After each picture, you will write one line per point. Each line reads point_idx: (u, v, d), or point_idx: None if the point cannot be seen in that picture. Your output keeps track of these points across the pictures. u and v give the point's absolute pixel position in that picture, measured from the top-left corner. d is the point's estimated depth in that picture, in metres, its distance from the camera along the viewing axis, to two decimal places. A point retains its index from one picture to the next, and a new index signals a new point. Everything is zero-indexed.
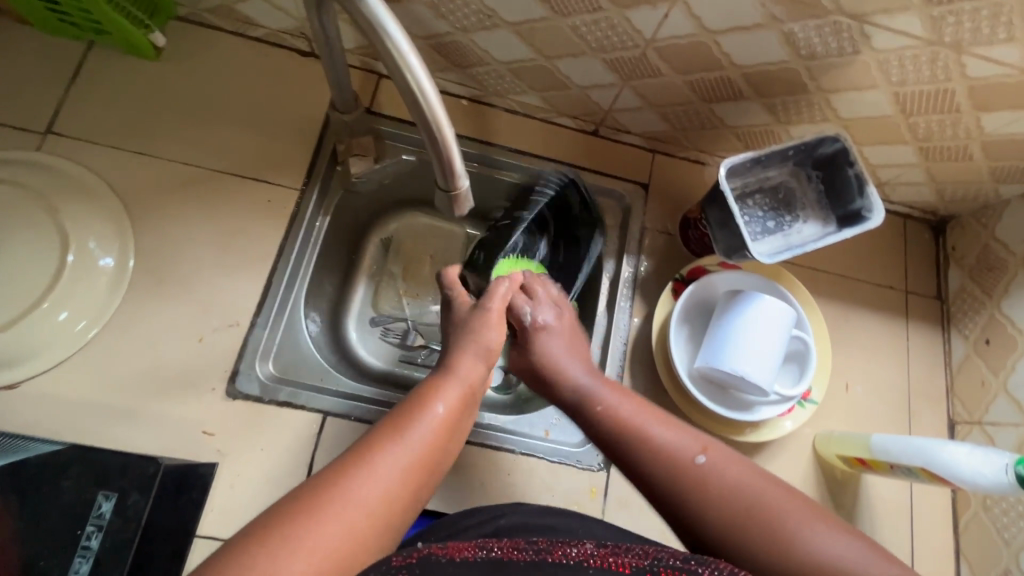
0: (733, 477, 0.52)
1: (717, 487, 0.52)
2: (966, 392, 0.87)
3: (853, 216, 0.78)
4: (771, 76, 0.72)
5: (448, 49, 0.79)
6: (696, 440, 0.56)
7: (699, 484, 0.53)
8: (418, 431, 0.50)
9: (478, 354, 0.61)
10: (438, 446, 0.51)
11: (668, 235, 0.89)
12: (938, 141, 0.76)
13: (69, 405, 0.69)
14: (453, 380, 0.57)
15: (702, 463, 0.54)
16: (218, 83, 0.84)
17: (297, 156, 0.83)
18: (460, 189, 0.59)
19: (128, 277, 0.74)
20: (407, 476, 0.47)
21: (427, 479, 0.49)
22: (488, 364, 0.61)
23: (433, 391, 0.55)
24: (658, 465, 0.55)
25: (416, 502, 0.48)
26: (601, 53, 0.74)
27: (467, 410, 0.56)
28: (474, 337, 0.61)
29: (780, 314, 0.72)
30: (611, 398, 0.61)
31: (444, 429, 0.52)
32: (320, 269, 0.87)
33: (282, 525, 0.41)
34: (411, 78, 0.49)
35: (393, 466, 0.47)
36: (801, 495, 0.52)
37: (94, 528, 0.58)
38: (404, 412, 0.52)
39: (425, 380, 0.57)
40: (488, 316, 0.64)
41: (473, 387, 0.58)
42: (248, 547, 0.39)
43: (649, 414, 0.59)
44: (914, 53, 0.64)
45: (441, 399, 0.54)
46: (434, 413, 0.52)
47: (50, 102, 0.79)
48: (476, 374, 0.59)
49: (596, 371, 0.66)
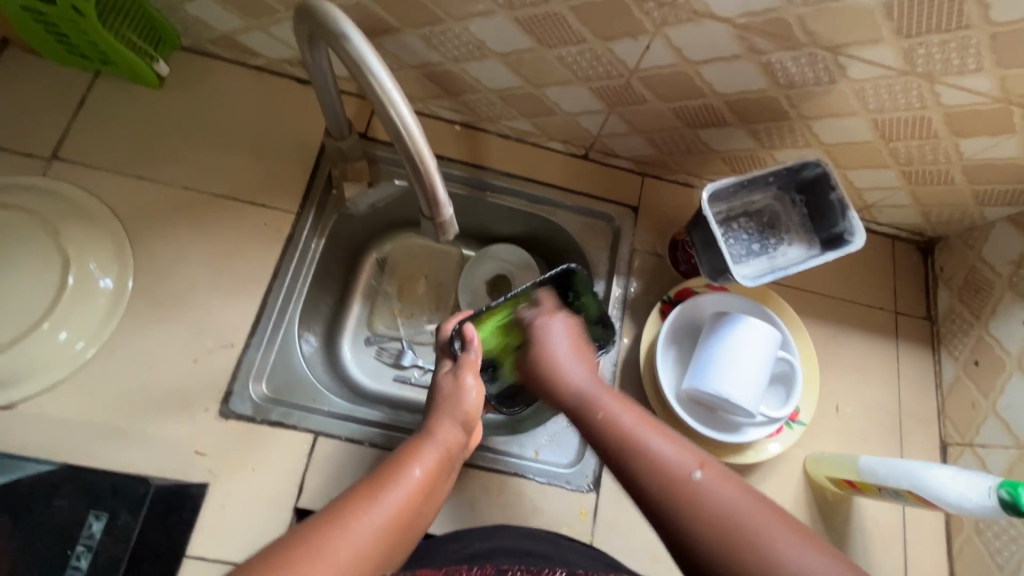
0: (724, 496, 0.52)
1: (709, 504, 0.51)
2: (957, 413, 0.87)
3: (837, 239, 0.79)
4: (753, 103, 0.74)
5: (441, 78, 0.82)
6: (694, 457, 0.56)
7: (693, 502, 0.52)
8: (398, 488, 0.54)
9: (455, 422, 0.64)
10: (412, 508, 0.54)
11: (657, 256, 0.90)
12: (919, 165, 0.78)
13: (64, 425, 0.70)
14: (431, 443, 0.61)
15: (698, 477, 0.54)
16: (218, 110, 0.87)
17: (294, 180, 0.86)
18: (445, 218, 0.60)
19: (126, 298, 0.76)
20: (382, 535, 0.49)
21: (401, 541, 0.52)
22: (464, 432, 0.65)
23: (410, 455, 0.59)
24: (649, 483, 0.56)
25: (390, 559, 0.50)
26: (588, 82, 0.76)
27: (442, 476, 0.60)
28: (453, 407, 0.65)
29: (764, 336, 0.73)
30: (612, 414, 0.64)
31: (418, 491, 0.55)
32: (315, 289, 0.89)
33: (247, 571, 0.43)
34: (395, 113, 0.51)
35: (369, 525, 0.49)
36: (788, 515, 0.51)
37: (83, 549, 0.60)
38: (385, 473, 0.55)
39: (404, 444, 0.61)
40: (464, 384, 0.67)
41: (449, 452, 0.62)
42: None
43: (650, 429, 0.61)
44: (889, 82, 0.66)
45: (419, 462, 0.58)
46: (411, 477, 0.56)
47: (56, 128, 0.81)
48: (454, 440, 0.63)
49: (598, 379, 0.70)
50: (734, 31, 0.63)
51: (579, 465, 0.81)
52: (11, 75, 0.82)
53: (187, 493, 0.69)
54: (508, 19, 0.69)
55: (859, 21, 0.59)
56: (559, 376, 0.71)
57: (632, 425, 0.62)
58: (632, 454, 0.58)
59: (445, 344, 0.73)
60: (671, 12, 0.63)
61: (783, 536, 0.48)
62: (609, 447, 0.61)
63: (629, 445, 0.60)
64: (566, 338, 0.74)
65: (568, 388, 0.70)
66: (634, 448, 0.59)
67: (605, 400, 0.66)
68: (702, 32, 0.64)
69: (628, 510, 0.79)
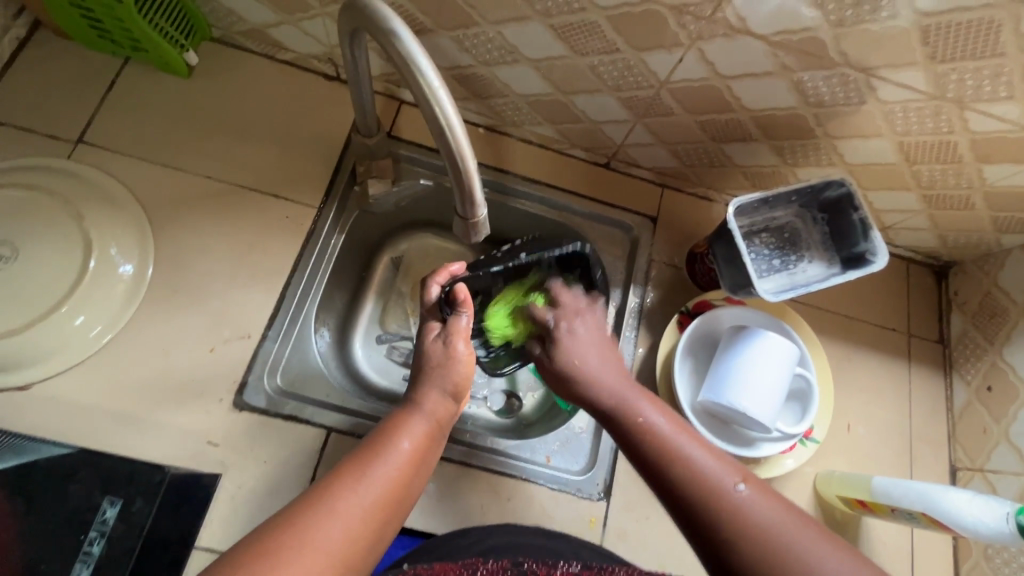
0: (768, 511, 0.51)
1: (752, 521, 0.51)
2: (968, 438, 0.87)
3: (858, 258, 0.79)
4: (780, 120, 0.75)
5: (470, 81, 0.82)
6: (735, 469, 0.55)
7: (737, 516, 0.51)
8: (384, 466, 0.53)
9: (444, 392, 0.62)
10: (403, 483, 0.53)
11: (675, 268, 0.91)
12: (941, 189, 0.79)
13: (77, 408, 0.70)
14: (419, 415, 0.59)
15: (741, 491, 0.53)
16: (245, 102, 0.87)
17: (318, 175, 0.86)
18: (477, 217, 0.60)
19: (146, 285, 0.76)
20: (371, 512, 0.49)
21: (391, 518, 0.51)
22: (455, 402, 0.63)
23: (397, 427, 0.57)
24: (687, 494, 0.54)
25: (380, 537, 0.50)
26: (617, 91, 0.77)
27: (432, 447, 0.59)
28: (441, 375, 0.62)
29: (784, 351, 0.73)
30: (649, 418, 0.61)
31: (408, 465, 0.54)
32: (331, 284, 0.89)
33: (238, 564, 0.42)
34: (440, 112, 0.51)
35: (357, 504, 0.49)
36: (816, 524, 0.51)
37: (96, 534, 0.60)
38: (370, 449, 0.54)
39: (390, 417, 0.60)
40: (454, 352, 0.64)
41: (439, 424, 0.60)
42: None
43: (686, 437, 0.59)
44: (918, 106, 0.66)
45: (406, 436, 0.56)
46: (398, 450, 0.55)
47: (83, 112, 0.82)
48: (443, 410, 0.61)
49: (630, 379, 0.67)
50: (768, 48, 0.64)
51: (590, 472, 0.80)
52: (41, 57, 0.83)
53: (199, 482, 0.69)
54: (543, 25, 0.69)
55: (894, 43, 0.59)
56: (590, 380, 0.67)
57: (669, 430, 0.60)
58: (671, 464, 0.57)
59: (433, 305, 0.71)
60: (707, 26, 0.63)
61: (824, 551, 0.49)
62: (645, 453, 0.59)
63: (665, 454, 0.58)
64: (595, 347, 0.70)
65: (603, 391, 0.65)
66: (676, 456, 0.57)
67: (639, 404, 0.63)
68: (736, 47, 0.65)
69: (637, 519, 0.79)
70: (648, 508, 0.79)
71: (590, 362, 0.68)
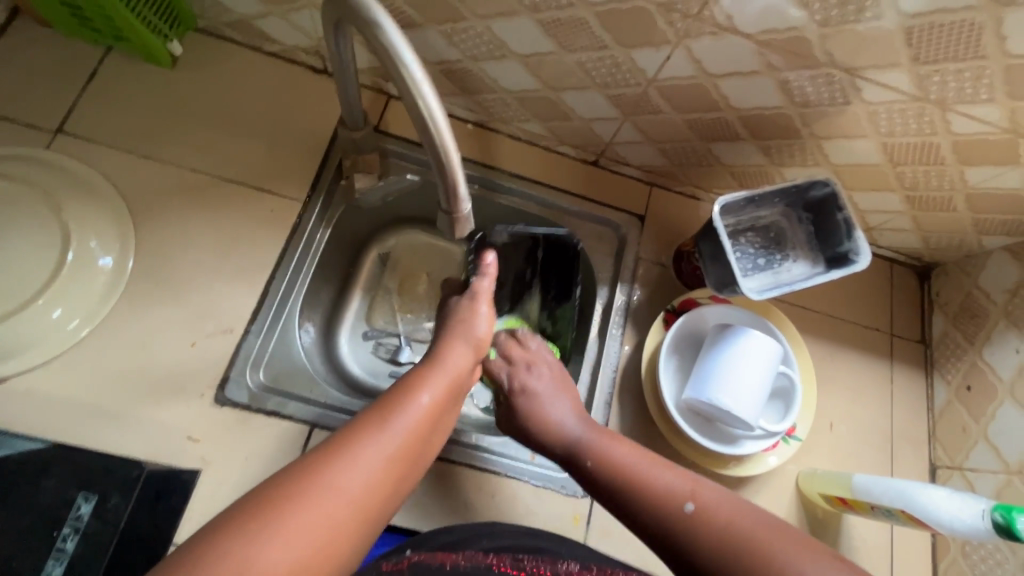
0: (720, 522, 0.54)
1: (704, 534, 0.53)
2: (947, 436, 0.88)
3: (841, 258, 0.80)
4: (767, 120, 0.75)
5: (458, 76, 0.82)
6: (687, 486, 0.58)
7: (687, 531, 0.54)
8: (404, 417, 0.50)
9: (468, 346, 0.62)
10: (420, 436, 0.51)
11: (662, 266, 0.91)
12: (924, 190, 0.79)
13: (54, 403, 0.68)
14: (440, 369, 0.57)
15: (691, 511, 0.55)
16: (230, 94, 0.86)
17: (304, 169, 0.85)
18: (462, 212, 0.60)
19: (126, 278, 0.75)
20: (390, 464, 0.47)
21: (408, 474, 0.50)
22: (473, 357, 0.62)
23: (418, 380, 0.55)
24: (651, 515, 0.57)
25: (396, 491, 0.48)
26: (605, 89, 0.77)
27: (451, 402, 0.57)
28: (465, 330, 0.63)
29: (768, 350, 0.73)
30: (607, 448, 0.64)
31: (427, 418, 0.52)
32: (317, 279, 0.88)
33: (248, 517, 0.41)
34: (424, 105, 0.51)
35: (377, 454, 0.47)
36: (782, 529, 0.53)
37: (70, 531, 0.60)
38: (391, 399, 0.52)
39: (412, 371, 0.57)
40: (477, 312, 0.66)
41: (460, 378, 0.58)
42: (246, 511, 0.41)
43: (652, 462, 0.62)
44: (902, 107, 0.67)
45: (428, 390, 0.54)
46: (419, 402, 0.52)
47: (63, 102, 0.80)
48: (464, 364, 0.60)
49: (586, 418, 0.69)
50: (755, 47, 0.64)
51: None
52: (19, 44, 0.81)
53: (178, 478, 0.68)
54: (531, 21, 0.69)
55: (879, 44, 0.60)
56: (550, 429, 0.68)
57: (632, 460, 0.62)
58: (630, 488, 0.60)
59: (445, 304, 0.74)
60: (694, 24, 0.63)
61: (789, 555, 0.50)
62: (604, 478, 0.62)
63: (636, 479, 0.60)
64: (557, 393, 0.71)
65: (556, 435, 0.68)
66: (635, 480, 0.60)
67: (597, 439, 0.65)
68: (723, 46, 0.65)
69: (621, 516, 0.79)
70: None
71: (538, 392, 0.71)
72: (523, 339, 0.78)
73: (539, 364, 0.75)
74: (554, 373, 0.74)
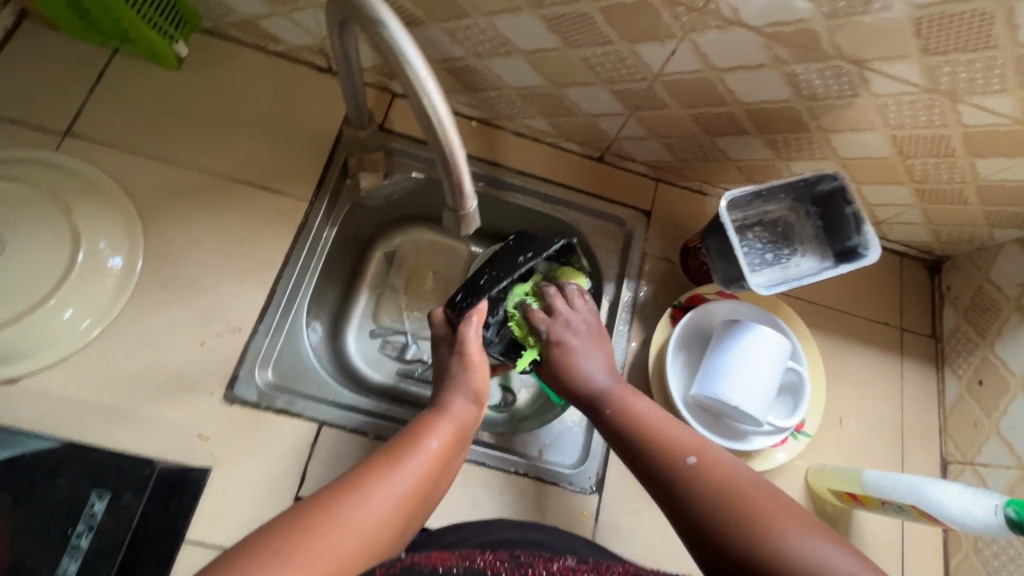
0: (721, 477, 0.56)
1: (705, 488, 0.56)
2: (959, 432, 0.88)
3: (850, 252, 0.79)
4: (774, 114, 0.74)
5: (462, 73, 0.82)
6: (690, 443, 0.61)
7: (690, 486, 0.57)
8: (414, 460, 0.53)
9: (468, 396, 0.64)
10: (429, 478, 0.53)
11: (668, 262, 0.90)
12: (934, 183, 0.78)
13: (66, 402, 0.69)
14: (446, 417, 0.60)
15: (692, 464, 0.58)
16: (236, 95, 0.86)
17: (309, 168, 0.85)
18: (468, 210, 0.60)
19: (135, 279, 0.75)
20: (400, 504, 0.49)
21: (418, 512, 0.51)
22: (477, 407, 0.64)
23: (426, 427, 0.58)
24: (657, 467, 0.60)
25: (406, 532, 0.50)
26: (610, 84, 0.76)
27: (457, 448, 0.59)
28: (462, 383, 0.64)
29: (775, 346, 0.73)
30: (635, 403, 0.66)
31: (435, 462, 0.55)
32: (324, 278, 0.88)
33: (266, 541, 0.42)
34: (428, 102, 0.51)
35: (388, 491, 0.49)
36: (783, 498, 0.55)
37: (85, 528, 0.62)
38: (399, 444, 0.55)
39: (417, 420, 0.60)
40: (470, 361, 0.65)
41: (464, 426, 0.61)
42: (265, 537, 0.43)
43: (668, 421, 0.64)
44: (912, 99, 0.66)
45: (435, 435, 0.57)
46: (427, 447, 0.55)
47: (71, 104, 0.81)
48: (468, 415, 0.62)
49: (616, 373, 0.70)
50: (761, 40, 0.64)
51: (582, 466, 0.81)
52: (28, 48, 0.82)
53: (189, 476, 0.68)
54: (535, 17, 0.69)
55: (888, 35, 0.59)
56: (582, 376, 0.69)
57: (642, 412, 0.65)
58: (639, 440, 0.63)
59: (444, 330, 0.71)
60: (699, 18, 0.63)
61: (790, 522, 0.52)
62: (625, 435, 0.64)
63: (645, 438, 0.63)
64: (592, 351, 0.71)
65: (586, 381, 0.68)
66: (640, 434, 0.63)
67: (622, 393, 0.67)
68: (729, 39, 0.65)
69: (628, 513, 0.79)
70: (641, 501, 0.80)
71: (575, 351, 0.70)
72: (569, 294, 0.75)
73: (577, 321, 0.72)
74: (593, 328, 0.73)
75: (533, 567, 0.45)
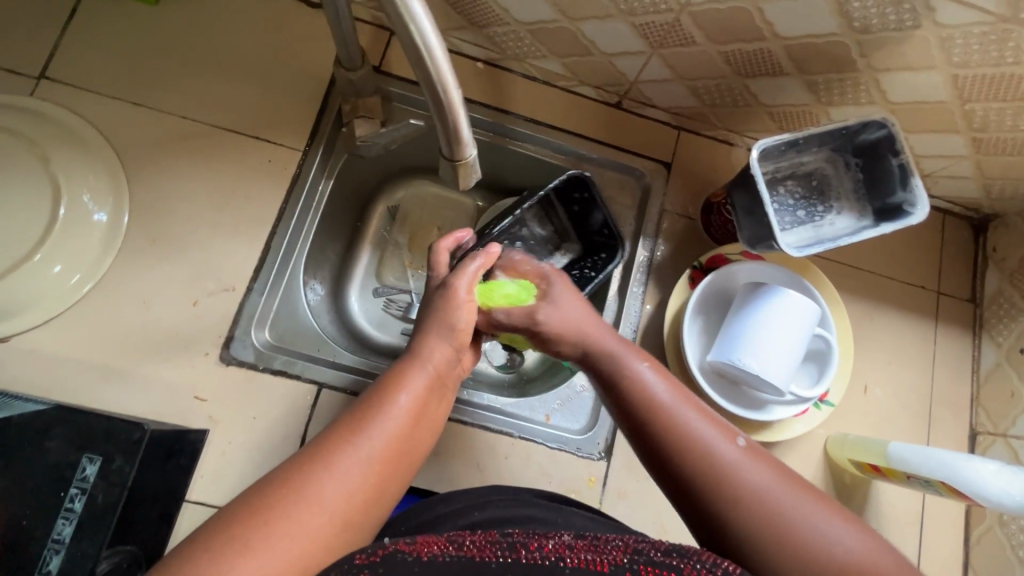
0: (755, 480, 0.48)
1: (742, 485, 0.47)
2: (992, 401, 0.83)
3: (893, 209, 0.72)
4: (816, 50, 0.65)
5: (465, 6, 0.73)
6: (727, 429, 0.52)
7: (726, 480, 0.48)
8: (380, 423, 0.48)
9: (444, 337, 0.59)
10: (402, 439, 0.48)
11: (689, 219, 0.84)
12: (995, 131, 0.70)
13: (59, 362, 0.67)
14: (419, 365, 0.55)
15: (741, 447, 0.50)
16: (220, 33, 0.79)
17: (302, 115, 0.79)
18: (466, 158, 0.54)
19: (123, 233, 0.72)
20: (365, 476, 0.45)
21: (391, 476, 0.47)
22: (455, 350, 0.59)
23: (395, 382, 0.53)
24: (680, 452, 0.50)
25: (378, 502, 0.46)
26: (630, 16, 0.68)
27: (435, 397, 0.54)
28: (440, 322, 0.59)
29: (805, 312, 0.67)
30: (641, 369, 0.57)
31: (406, 420, 0.50)
32: (322, 234, 0.84)
33: (205, 544, 0.38)
34: (416, 31, 0.43)
35: (354, 460, 0.45)
36: (811, 487, 0.48)
37: (77, 491, 0.55)
38: (366, 404, 0.50)
39: (390, 370, 0.55)
40: (455, 296, 0.61)
41: (440, 373, 0.56)
42: (205, 536, 0.39)
43: (679, 395, 0.55)
44: (984, 30, 0.56)
45: (405, 391, 0.52)
46: (396, 405, 0.50)
47: (43, 44, 0.74)
48: (444, 358, 0.58)
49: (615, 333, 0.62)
50: None
51: (591, 432, 0.78)
52: None
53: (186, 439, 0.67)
54: None
55: None
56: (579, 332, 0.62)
57: (663, 391, 0.55)
58: (660, 424, 0.52)
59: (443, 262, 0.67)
60: None
61: (817, 517, 0.46)
62: (630, 411, 0.55)
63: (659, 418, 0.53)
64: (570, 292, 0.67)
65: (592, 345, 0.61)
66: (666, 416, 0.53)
67: (627, 358, 0.58)
68: None
69: (638, 480, 0.76)
70: None
71: (573, 314, 0.63)
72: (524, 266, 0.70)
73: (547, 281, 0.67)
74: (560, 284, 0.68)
75: (527, 546, 0.41)
